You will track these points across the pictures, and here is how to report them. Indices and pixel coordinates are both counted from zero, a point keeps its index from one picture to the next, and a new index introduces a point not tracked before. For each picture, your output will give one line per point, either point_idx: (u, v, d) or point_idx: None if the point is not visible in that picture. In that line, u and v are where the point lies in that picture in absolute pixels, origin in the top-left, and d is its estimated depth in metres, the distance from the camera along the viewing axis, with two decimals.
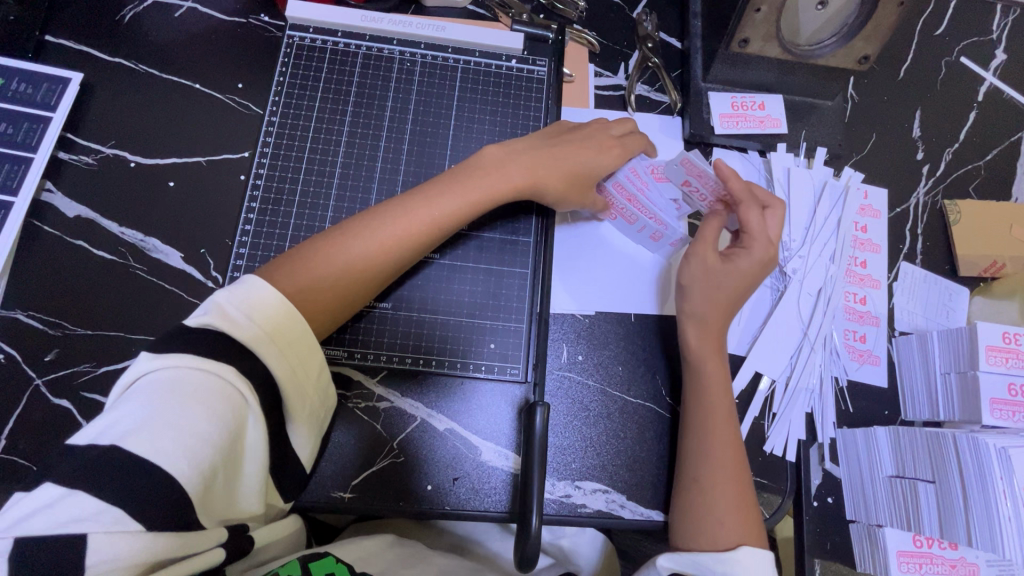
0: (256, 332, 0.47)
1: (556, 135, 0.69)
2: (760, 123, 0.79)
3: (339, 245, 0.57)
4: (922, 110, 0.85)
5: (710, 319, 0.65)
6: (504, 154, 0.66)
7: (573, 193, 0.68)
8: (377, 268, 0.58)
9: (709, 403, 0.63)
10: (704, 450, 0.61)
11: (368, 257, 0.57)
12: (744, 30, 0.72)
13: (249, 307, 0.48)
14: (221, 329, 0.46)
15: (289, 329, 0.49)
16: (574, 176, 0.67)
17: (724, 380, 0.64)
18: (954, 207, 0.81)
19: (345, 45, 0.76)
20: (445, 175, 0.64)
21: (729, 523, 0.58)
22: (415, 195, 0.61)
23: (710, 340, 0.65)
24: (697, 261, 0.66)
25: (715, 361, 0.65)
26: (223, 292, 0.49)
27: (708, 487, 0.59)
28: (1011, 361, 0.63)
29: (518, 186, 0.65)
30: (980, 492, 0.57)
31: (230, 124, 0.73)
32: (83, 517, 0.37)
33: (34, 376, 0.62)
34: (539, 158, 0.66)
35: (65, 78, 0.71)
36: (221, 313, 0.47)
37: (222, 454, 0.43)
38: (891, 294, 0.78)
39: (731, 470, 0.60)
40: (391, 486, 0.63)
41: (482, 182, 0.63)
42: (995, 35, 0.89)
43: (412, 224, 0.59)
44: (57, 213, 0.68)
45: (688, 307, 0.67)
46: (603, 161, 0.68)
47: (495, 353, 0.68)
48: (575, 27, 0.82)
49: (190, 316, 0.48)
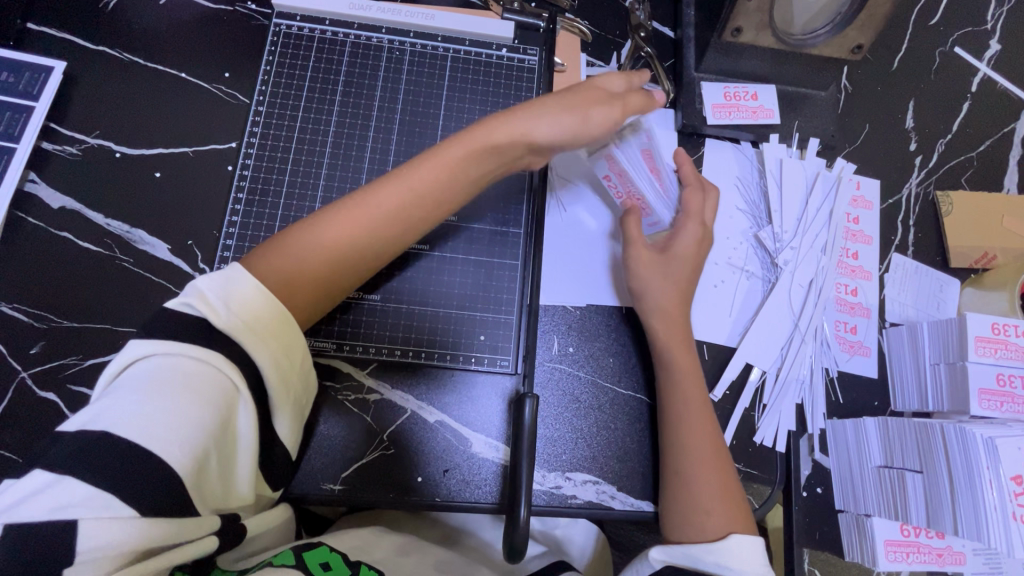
0: (235, 322, 0.46)
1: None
2: (753, 113, 0.79)
3: (315, 228, 0.54)
4: (915, 101, 0.85)
5: (671, 309, 0.67)
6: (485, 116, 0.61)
7: (573, 113, 0.59)
8: (356, 254, 0.55)
9: (673, 392, 0.64)
10: (671, 437, 0.62)
11: (343, 238, 0.54)
12: (737, 18, 0.71)
13: (228, 295, 0.47)
14: (202, 317, 0.45)
15: (272, 320, 0.48)
16: (572, 109, 0.59)
17: (695, 372, 0.65)
18: (946, 198, 0.80)
19: (332, 33, 0.75)
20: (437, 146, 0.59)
21: (715, 512, 0.58)
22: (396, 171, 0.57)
23: (673, 331, 0.66)
24: (634, 258, 0.68)
25: (683, 348, 0.66)
26: (205, 277, 0.48)
27: (685, 471, 0.60)
28: (1000, 352, 0.64)
29: (501, 140, 0.58)
30: (967, 482, 0.58)
31: (216, 114, 0.72)
32: (74, 502, 0.37)
33: (20, 369, 0.62)
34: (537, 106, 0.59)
35: (48, 67, 0.70)
36: (202, 299, 0.46)
37: (214, 439, 0.43)
38: (882, 285, 0.78)
39: (706, 455, 0.61)
40: (381, 478, 0.63)
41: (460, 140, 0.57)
42: (990, 25, 0.88)
43: (390, 207, 0.55)
44: (42, 204, 0.67)
45: (649, 300, 0.67)
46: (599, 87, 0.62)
47: (485, 345, 0.68)
48: (567, 16, 0.80)
49: (172, 301, 0.47)
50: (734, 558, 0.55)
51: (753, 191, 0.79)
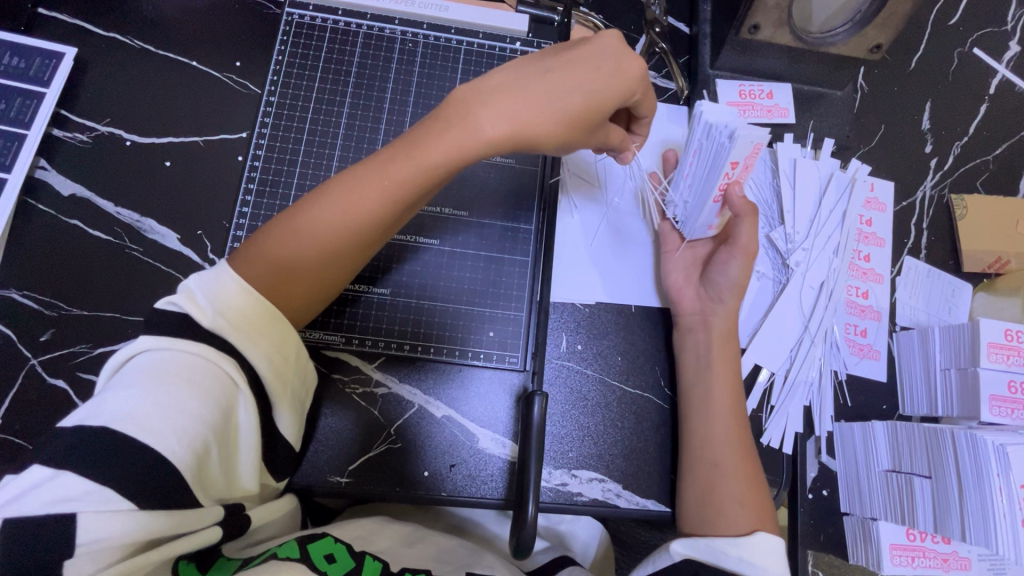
0: (219, 322, 0.45)
1: (546, 59, 0.55)
2: (767, 112, 0.79)
3: (297, 224, 0.52)
4: (932, 102, 0.84)
5: (730, 311, 0.66)
6: (480, 92, 0.52)
7: (567, 140, 0.54)
8: (338, 245, 0.53)
9: (707, 388, 0.63)
10: (711, 429, 0.62)
11: (319, 234, 0.52)
12: (755, 15, 0.70)
13: (216, 295, 0.46)
14: (189, 316, 0.45)
15: (258, 318, 0.47)
16: (572, 110, 0.53)
17: (727, 369, 0.64)
18: (961, 202, 0.80)
19: (345, 23, 0.74)
20: (411, 131, 0.53)
21: (747, 505, 0.58)
22: (373, 159, 0.53)
23: (722, 329, 0.65)
24: (743, 259, 0.66)
25: (727, 347, 0.65)
26: (195, 276, 0.48)
27: (723, 463, 0.60)
28: (1013, 358, 0.63)
29: (491, 139, 0.51)
30: (976, 489, 0.58)
31: (226, 103, 0.72)
32: (75, 497, 0.37)
33: (29, 356, 0.62)
34: (528, 97, 0.52)
35: (59, 53, 0.70)
36: (190, 297, 0.46)
37: (214, 432, 0.43)
38: (894, 288, 0.77)
39: (733, 452, 0.60)
40: (389, 470, 0.63)
41: (441, 144, 0.51)
42: (1010, 26, 0.87)
43: (358, 200, 0.52)
44: (53, 191, 0.67)
45: (727, 304, 0.66)
46: (614, 92, 0.54)
47: (494, 341, 0.68)
48: (580, 10, 0.79)
49: (162, 298, 0.46)
50: (758, 554, 0.54)
51: (766, 190, 0.78)
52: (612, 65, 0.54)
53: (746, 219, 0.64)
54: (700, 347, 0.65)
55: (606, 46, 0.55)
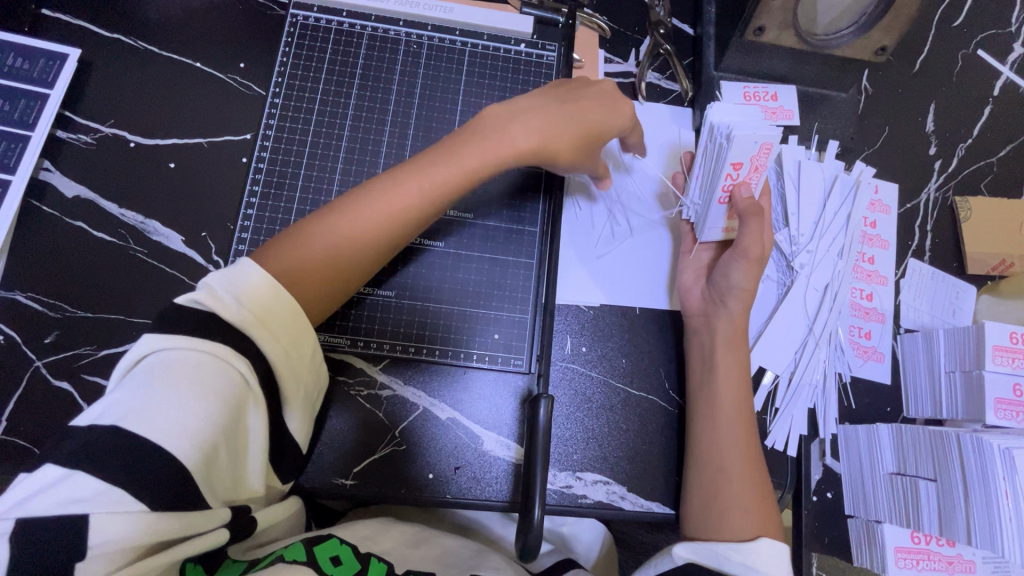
0: (245, 316, 0.45)
1: (563, 91, 0.63)
2: (771, 113, 0.79)
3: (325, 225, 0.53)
4: (936, 104, 0.84)
5: (738, 316, 0.65)
6: (508, 113, 0.60)
7: (573, 160, 0.62)
8: (366, 245, 0.54)
9: (715, 390, 0.63)
10: (717, 432, 0.61)
11: (348, 231, 0.53)
12: (760, 17, 0.70)
13: (239, 289, 0.46)
14: (210, 312, 0.45)
15: (279, 310, 0.47)
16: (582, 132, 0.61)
17: (737, 370, 0.63)
18: (964, 204, 0.80)
19: (349, 24, 0.74)
20: (442, 142, 0.58)
21: (750, 511, 0.57)
22: (404, 165, 0.56)
23: (731, 332, 0.64)
24: (744, 263, 0.64)
25: (735, 349, 0.64)
26: (217, 272, 0.47)
27: (729, 468, 0.60)
28: (1018, 361, 0.64)
29: (515, 154, 0.59)
30: (982, 492, 0.58)
31: (230, 105, 0.72)
32: (85, 498, 0.37)
33: (34, 358, 0.62)
34: (548, 118, 0.60)
35: (63, 54, 0.70)
36: (211, 294, 0.45)
37: (223, 432, 0.43)
38: (898, 291, 0.77)
39: (740, 454, 0.60)
40: (393, 473, 0.63)
41: (475, 149, 0.57)
42: (1015, 27, 0.87)
43: (400, 197, 0.54)
44: (56, 192, 0.67)
45: (733, 308, 0.65)
46: (615, 122, 0.63)
47: (499, 343, 0.68)
48: (585, 11, 0.80)
49: (183, 295, 0.46)
50: (759, 560, 0.55)
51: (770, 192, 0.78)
52: (612, 100, 0.63)
53: (748, 221, 0.62)
54: (709, 350, 0.65)
55: (606, 87, 0.64)
